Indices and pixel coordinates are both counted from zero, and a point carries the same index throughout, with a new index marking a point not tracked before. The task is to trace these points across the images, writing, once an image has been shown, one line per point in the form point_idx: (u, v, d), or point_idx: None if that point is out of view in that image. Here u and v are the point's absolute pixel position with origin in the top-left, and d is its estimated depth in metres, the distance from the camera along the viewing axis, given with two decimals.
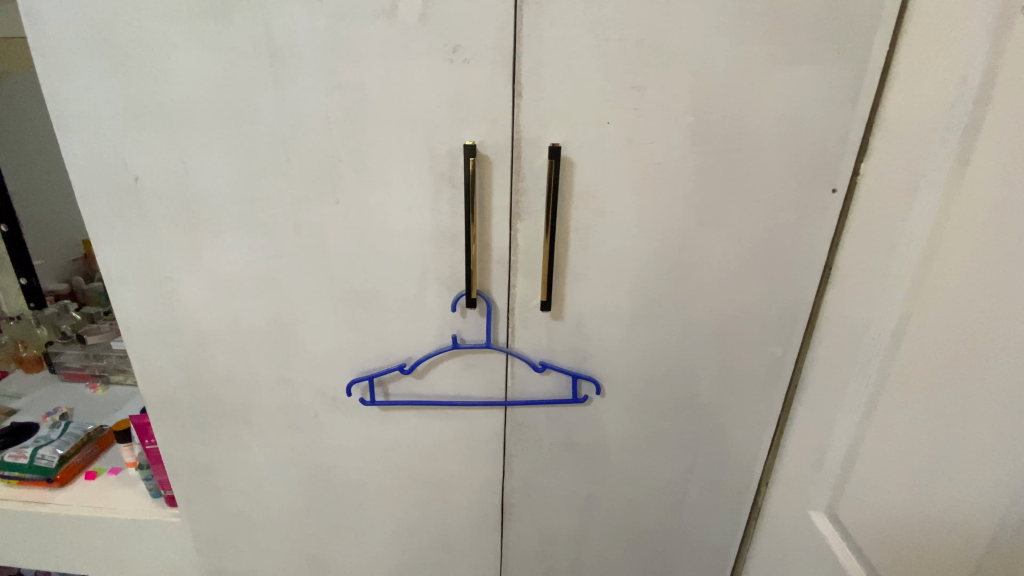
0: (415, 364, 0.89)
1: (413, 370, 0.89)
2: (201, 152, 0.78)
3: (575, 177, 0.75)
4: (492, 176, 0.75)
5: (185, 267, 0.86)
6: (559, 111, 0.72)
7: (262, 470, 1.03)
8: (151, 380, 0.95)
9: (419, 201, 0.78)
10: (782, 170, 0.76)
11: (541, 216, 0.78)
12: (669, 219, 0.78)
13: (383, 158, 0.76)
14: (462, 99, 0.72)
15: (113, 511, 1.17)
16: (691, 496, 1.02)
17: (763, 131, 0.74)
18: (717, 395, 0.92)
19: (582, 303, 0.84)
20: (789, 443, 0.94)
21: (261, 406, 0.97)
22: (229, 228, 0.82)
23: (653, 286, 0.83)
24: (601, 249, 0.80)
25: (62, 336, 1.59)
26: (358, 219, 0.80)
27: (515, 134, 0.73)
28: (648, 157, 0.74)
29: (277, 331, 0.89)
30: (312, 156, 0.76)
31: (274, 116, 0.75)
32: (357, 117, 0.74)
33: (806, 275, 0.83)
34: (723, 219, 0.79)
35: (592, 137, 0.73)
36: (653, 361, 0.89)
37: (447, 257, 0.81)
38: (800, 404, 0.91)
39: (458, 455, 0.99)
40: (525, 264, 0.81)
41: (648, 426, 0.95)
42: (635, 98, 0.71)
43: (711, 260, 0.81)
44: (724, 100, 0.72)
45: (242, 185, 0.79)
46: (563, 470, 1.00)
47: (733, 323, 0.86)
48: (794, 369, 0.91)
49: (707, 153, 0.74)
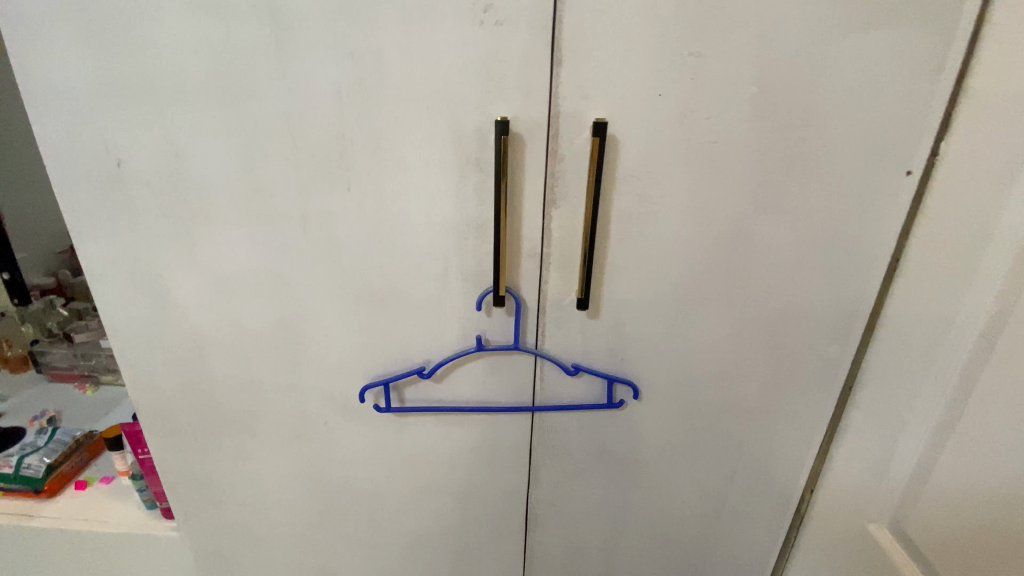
0: (434, 368, 0.80)
1: (432, 374, 0.81)
2: (193, 132, 0.68)
3: (620, 158, 0.66)
4: (525, 158, 0.66)
5: (177, 263, 0.76)
6: (604, 82, 0.63)
7: (266, 481, 0.95)
8: (142, 387, 0.87)
9: (442, 186, 0.69)
10: (852, 149, 0.68)
11: (579, 202, 0.69)
12: (722, 206, 0.70)
13: (401, 138, 0.66)
14: (493, 69, 0.62)
15: (106, 525, 1.09)
16: (730, 505, 0.94)
17: (833, 105, 0.65)
18: (764, 398, 0.84)
19: (621, 300, 0.76)
20: (841, 450, 0.86)
21: (264, 414, 0.88)
22: (226, 219, 0.73)
23: (702, 281, 0.75)
24: (645, 240, 0.71)
25: (49, 335, 1.49)
26: (372, 208, 0.71)
27: (552, 109, 0.64)
28: (703, 136, 0.65)
29: (282, 334, 0.81)
30: (320, 135, 0.67)
31: (275, 89, 0.65)
32: (372, 90, 0.64)
33: (870, 267, 0.75)
34: (783, 206, 0.70)
35: (641, 112, 0.64)
36: (697, 363, 0.81)
37: (472, 250, 0.73)
38: (855, 408, 0.83)
39: (480, 465, 0.91)
40: (559, 257, 0.73)
41: (688, 432, 0.87)
42: (691, 67, 0.62)
43: (766, 252, 0.73)
44: (792, 69, 0.63)
45: (239, 170, 0.70)
46: (593, 479, 0.92)
47: (787, 321, 0.78)
48: (850, 371, 0.83)
49: (769, 130, 0.66)
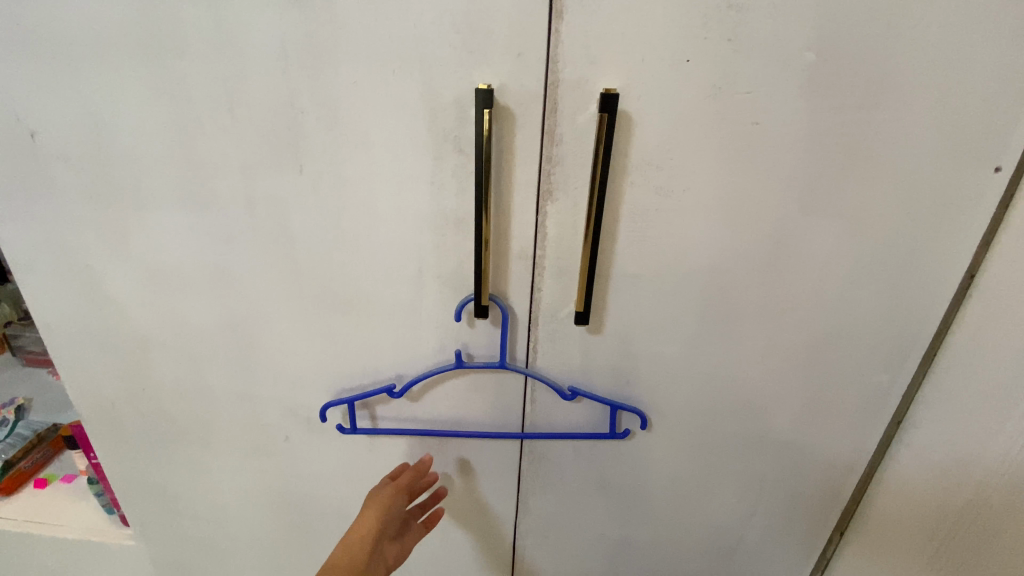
0: (405, 389, 0.68)
1: (403, 394, 0.68)
2: (115, 97, 0.56)
3: (634, 142, 0.53)
4: (514, 138, 0.53)
5: (110, 254, 0.65)
6: (616, 43, 0.49)
7: (225, 495, 0.85)
8: (84, 390, 0.77)
9: (413, 170, 0.56)
10: (932, 137, 0.53)
11: (582, 195, 0.56)
12: (759, 205, 0.56)
13: (362, 109, 0.54)
14: (474, 23, 0.49)
15: (61, 529, 1.00)
16: (745, 546, 0.82)
17: (913, 78, 0.50)
18: (796, 432, 0.72)
19: (628, 313, 0.63)
20: (881, 492, 0.74)
21: (219, 424, 0.78)
22: (163, 203, 0.61)
23: (728, 295, 0.62)
24: (661, 243, 0.58)
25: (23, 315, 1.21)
26: (331, 194, 0.59)
27: (551, 77, 0.51)
28: (740, 116, 0.52)
29: (233, 338, 0.70)
30: (265, 104, 0.55)
31: (208, 45, 0.53)
32: (324, 48, 0.52)
33: (937, 284, 0.61)
34: (836, 206, 0.56)
35: (662, 82, 0.51)
36: (716, 389, 0.68)
37: (451, 249, 0.60)
38: (903, 447, 0.70)
39: (461, 490, 0.80)
40: (555, 261, 0.60)
41: (702, 465, 0.75)
42: (730, 24, 0.48)
43: (811, 262, 0.59)
44: (863, 29, 0.48)
45: (174, 145, 0.58)
46: (590, 511, 0.80)
47: (829, 345, 0.65)
48: (901, 405, 0.69)
49: (826, 110, 0.52)
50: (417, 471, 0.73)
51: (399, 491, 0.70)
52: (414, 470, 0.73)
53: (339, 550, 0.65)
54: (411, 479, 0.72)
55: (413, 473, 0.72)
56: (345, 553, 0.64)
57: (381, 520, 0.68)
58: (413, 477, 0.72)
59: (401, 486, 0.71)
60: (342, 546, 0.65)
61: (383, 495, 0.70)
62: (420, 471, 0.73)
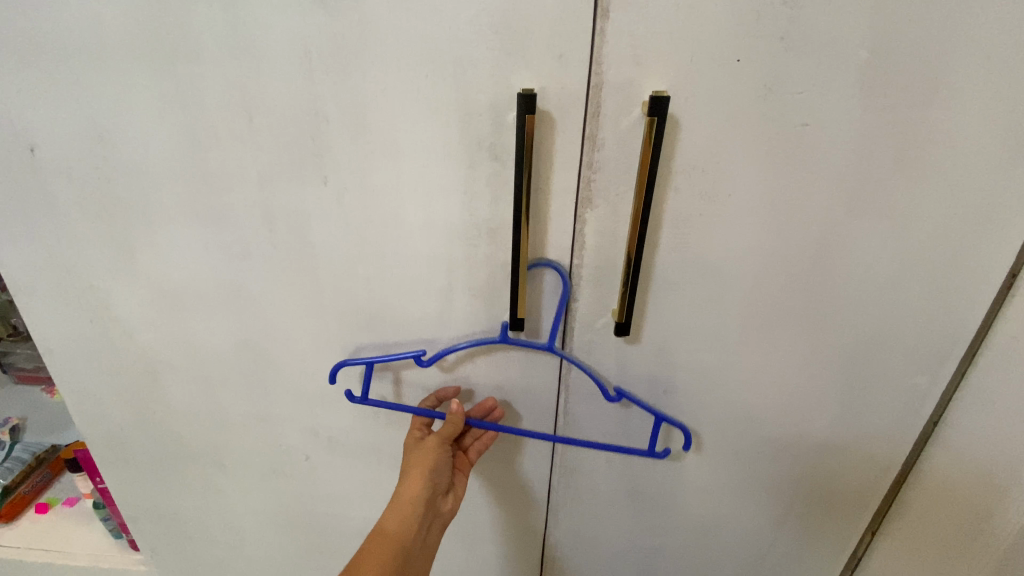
0: (435, 358, 0.60)
1: (431, 364, 0.61)
2: (121, 108, 0.52)
3: (679, 146, 0.51)
4: (554, 144, 0.51)
5: (117, 273, 0.62)
6: (663, 43, 0.47)
7: (241, 517, 0.82)
8: (90, 415, 0.73)
9: (445, 180, 0.53)
10: (988, 136, 0.50)
11: (623, 201, 0.53)
12: (805, 207, 0.54)
13: (390, 116, 0.51)
14: (514, 23, 0.46)
15: (68, 556, 0.96)
16: (776, 551, 0.81)
17: (971, 75, 0.48)
18: (833, 437, 0.70)
19: (667, 321, 0.61)
20: (916, 493, 0.71)
21: (235, 446, 0.74)
22: (174, 218, 0.58)
23: (769, 301, 0.60)
24: (703, 249, 0.57)
25: (14, 331, 1.06)
26: (356, 206, 0.55)
27: (594, 79, 0.48)
28: (790, 116, 0.50)
29: (250, 357, 0.66)
30: (287, 113, 0.51)
31: (224, 49, 0.49)
32: (350, 51, 0.48)
33: (985, 286, 0.58)
34: (884, 208, 0.54)
35: (710, 83, 0.48)
36: (753, 395, 0.67)
37: (484, 260, 0.57)
38: (940, 448, 0.68)
39: (490, 502, 0.79)
40: (593, 270, 0.58)
41: (736, 473, 0.73)
42: (784, 21, 0.46)
43: (856, 265, 0.57)
44: (922, 23, 0.46)
45: (187, 157, 0.54)
46: (620, 521, 0.79)
47: (871, 349, 0.63)
48: (938, 404, 0.66)
49: (879, 108, 0.49)
50: (453, 425, 0.63)
51: (443, 445, 0.65)
52: (450, 421, 0.63)
53: (389, 516, 0.62)
54: (451, 431, 0.64)
55: (451, 424, 0.63)
56: (396, 521, 0.61)
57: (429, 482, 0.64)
58: (452, 428, 0.64)
59: (444, 439, 0.65)
60: (392, 511, 0.62)
61: (429, 451, 0.65)
62: (458, 422, 0.64)
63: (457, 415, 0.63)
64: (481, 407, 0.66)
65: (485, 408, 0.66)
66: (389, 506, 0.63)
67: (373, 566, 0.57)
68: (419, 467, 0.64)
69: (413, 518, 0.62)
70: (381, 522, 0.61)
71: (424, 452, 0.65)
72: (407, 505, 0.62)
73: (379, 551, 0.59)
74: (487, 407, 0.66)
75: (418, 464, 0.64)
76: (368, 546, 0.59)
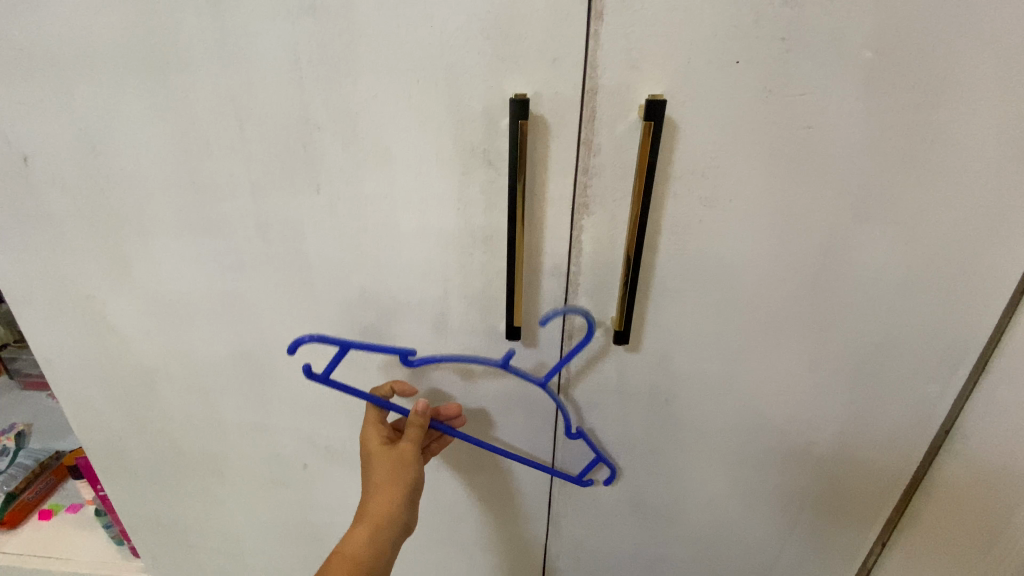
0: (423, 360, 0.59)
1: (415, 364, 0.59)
2: (113, 118, 0.52)
3: (677, 151, 0.50)
4: (549, 151, 0.50)
5: (111, 283, 0.61)
6: (659, 46, 0.46)
7: (241, 526, 0.82)
8: (88, 424, 0.73)
9: (439, 186, 0.52)
10: (999, 138, 0.49)
11: (621, 208, 0.52)
12: (808, 212, 0.53)
13: (381, 123, 0.50)
14: (505, 27, 0.45)
15: (70, 563, 0.96)
16: (782, 563, 0.79)
17: (980, 75, 0.46)
18: (840, 447, 0.68)
19: (667, 328, 0.60)
20: (928, 504, 0.69)
21: (233, 455, 0.74)
22: (168, 228, 0.57)
23: (772, 308, 0.58)
24: (703, 256, 0.55)
25: (21, 338, 1.10)
26: (349, 214, 0.55)
27: (589, 84, 0.47)
28: (791, 120, 0.48)
29: (245, 366, 0.66)
30: (277, 121, 0.51)
31: (213, 58, 0.48)
32: (341, 58, 0.48)
33: (998, 291, 0.56)
34: (890, 213, 0.52)
35: (708, 87, 0.47)
36: (758, 404, 0.65)
37: (479, 269, 0.57)
38: (953, 456, 0.66)
39: (490, 512, 0.77)
40: (591, 278, 0.56)
41: (740, 482, 0.71)
42: (784, 22, 0.44)
43: (863, 271, 0.56)
44: (929, 22, 0.44)
45: (179, 167, 0.54)
46: (622, 531, 0.77)
47: (879, 357, 0.61)
48: (949, 414, 0.65)
49: (884, 110, 0.48)
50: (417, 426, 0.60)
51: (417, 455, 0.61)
52: (415, 424, 0.60)
53: (355, 535, 0.56)
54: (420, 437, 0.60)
55: (417, 427, 0.60)
56: (365, 540, 0.55)
57: (404, 498, 0.59)
58: (419, 433, 0.60)
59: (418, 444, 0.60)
60: (359, 529, 0.56)
61: (405, 461, 0.60)
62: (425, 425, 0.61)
63: (422, 417, 0.60)
64: (446, 412, 0.65)
65: (449, 413, 0.65)
66: (357, 524, 0.57)
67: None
68: (393, 481, 0.59)
69: (384, 539, 0.57)
70: (345, 541, 0.56)
71: (399, 462, 0.60)
72: (378, 524, 0.57)
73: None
74: (453, 413, 0.64)
75: (392, 477, 0.59)
76: (327, 569, 0.54)
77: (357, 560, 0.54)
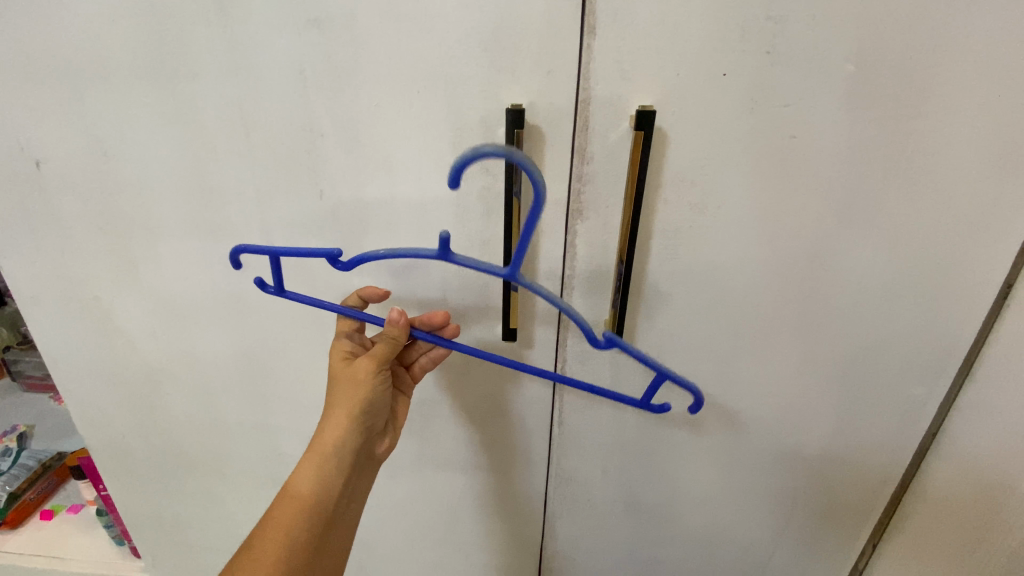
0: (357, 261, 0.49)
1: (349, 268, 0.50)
2: (125, 125, 0.54)
3: (667, 159, 0.52)
4: (544, 158, 0.52)
5: (119, 285, 0.63)
6: (650, 58, 0.48)
7: (241, 525, 0.83)
8: (92, 424, 0.74)
9: (438, 192, 0.54)
10: (980, 147, 0.50)
11: (613, 213, 0.54)
12: (794, 218, 0.54)
13: (382, 131, 0.52)
14: (503, 40, 0.47)
15: (71, 563, 0.97)
16: (775, 563, 0.80)
17: (958, 87, 0.48)
18: (830, 449, 0.69)
19: (659, 330, 0.62)
20: (917, 504, 0.70)
21: (234, 454, 0.75)
22: (175, 231, 0.59)
23: (761, 311, 0.60)
24: (693, 260, 0.57)
25: (23, 340, 1.14)
26: (351, 219, 0.56)
27: (584, 94, 0.49)
28: (777, 129, 0.50)
29: (247, 366, 0.67)
30: (283, 128, 0.52)
31: (221, 67, 0.50)
32: (345, 69, 0.49)
33: (981, 297, 0.58)
34: (874, 219, 0.54)
35: (698, 98, 0.49)
36: (749, 405, 0.66)
37: (477, 271, 0.58)
38: (941, 459, 0.67)
39: (486, 511, 0.79)
40: (585, 281, 0.58)
41: (732, 482, 0.73)
42: (769, 36, 0.47)
43: (848, 276, 0.57)
44: (908, 37, 0.46)
45: (187, 172, 0.56)
46: (617, 531, 0.78)
47: (866, 360, 0.62)
48: (936, 416, 0.66)
49: (866, 120, 0.50)
50: (395, 338, 0.54)
51: (375, 375, 0.57)
52: (393, 334, 0.54)
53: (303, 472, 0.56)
54: (390, 350, 0.55)
55: (392, 341, 0.55)
56: (309, 479, 0.56)
57: (353, 425, 0.58)
58: (392, 345, 0.55)
59: (377, 362, 0.56)
60: (305, 465, 0.57)
61: (355, 387, 0.57)
62: (400, 338, 0.55)
63: (398, 326, 0.54)
64: (429, 320, 0.57)
65: (433, 321, 0.57)
66: (305, 458, 0.57)
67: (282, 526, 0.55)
68: (339, 413, 0.57)
69: (330, 472, 0.57)
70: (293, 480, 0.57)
71: (350, 389, 0.57)
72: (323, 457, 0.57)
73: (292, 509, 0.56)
74: (438, 321, 0.57)
75: (339, 407, 0.57)
76: (278, 505, 0.56)
77: (304, 495, 0.56)
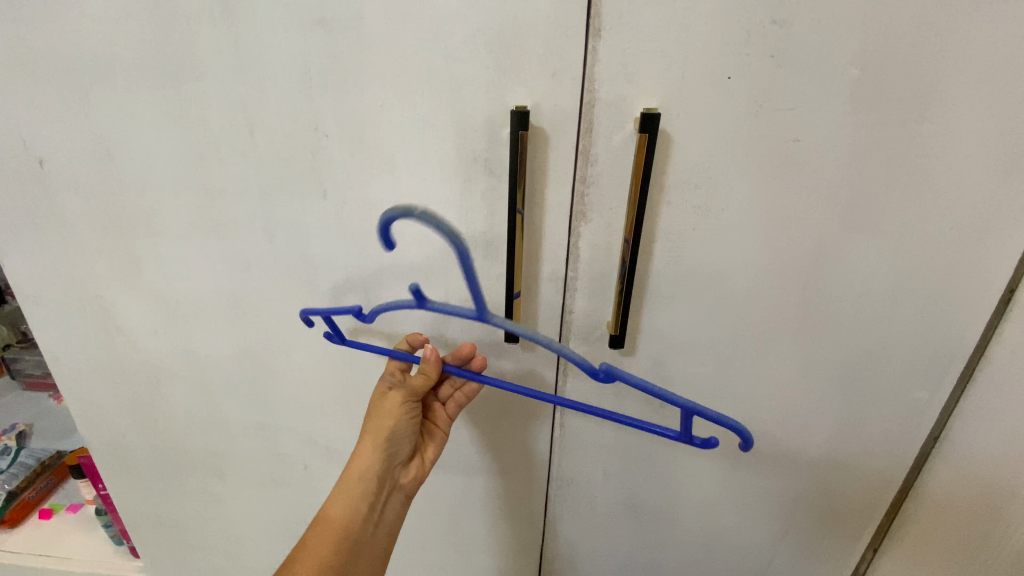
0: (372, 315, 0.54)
1: (373, 321, 0.54)
2: (129, 124, 0.54)
3: (672, 161, 0.52)
4: (548, 159, 0.52)
5: (121, 284, 0.63)
6: (655, 61, 0.48)
7: (241, 525, 0.82)
8: (93, 423, 0.74)
9: (441, 193, 0.54)
10: (983, 151, 0.50)
11: (617, 215, 0.54)
12: (798, 221, 0.54)
13: (386, 132, 0.52)
14: (508, 41, 0.47)
15: (69, 562, 0.96)
16: (776, 567, 0.80)
17: (961, 91, 0.48)
18: (832, 453, 0.69)
19: (662, 333, 0.62)
20: (918, 509, 0.70)
21: (235, 455, 0.75)
22: (178, 230, 0.59)
23: (763, 314, 0.60)
24: (696, 263, 0.57)
25: (23, 338, 1.14)
26: (354, 219, 0.56)
27: (588, 96, 0.49)
28: (781, 132, 0.50)
29: (249, 366, 0.67)
30: (288, 128, 0.52)
31: (226, 67, 0.50)
32: (349, 68, 0.49)
33: (983, 301, 0.58)
34: (878, 223, 0.54)
35: (702, 101, 0.49)
36: (751, 409, 0.66)
37: (480, 273, 0.58)
38: (942, 463, 0.67)
39: (487, 513, 0.79)
40: (588, 283, 0.58)
41: (733, 485, 0.72)
42: (773, 40, 0.47)
43: (851, 280, 0.57)
44: (912, 41, 0.46)
45: (191, 172, 0.56)
46: (618, 534, 0.78)
47: (869, 364, 0.62)
48: (938, 420, 0.66)
49: (872, 124, 0.50)
50: (428, 374, 0.57)
51: (404, 407, 0.61)
52: (424, 370, 0.57)
53: (336, 499, 0.59)
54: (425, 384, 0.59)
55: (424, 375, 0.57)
56: (341, 505, 0.59)
57: (382, 453, 0.60)
58: (425, 379, 0.58)
59: (408, 394, 0.60)
60: (339, 493, 0.59)
61: (386, 418, 0.61)
62: (432, 373, 0.57)
63: (428, 364, 0.56)
64: (457, 355, 0.59)
65: (461, 356, 0.59)
66: (337, 486, 0.60)
67: (315, 554, 0.57)
68: (370, 442, 0.60)
69: (361, 498, 0.60)
70: (327, 507, 0.59)
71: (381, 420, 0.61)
72: (355, 484, 0.60)
73: (325, 536, 0.58)
74: (464, 355, 0.58)
75: (371, 437, 0.61)
76: (312, 532, 0.58)
77: (337, 522, 0.59)
